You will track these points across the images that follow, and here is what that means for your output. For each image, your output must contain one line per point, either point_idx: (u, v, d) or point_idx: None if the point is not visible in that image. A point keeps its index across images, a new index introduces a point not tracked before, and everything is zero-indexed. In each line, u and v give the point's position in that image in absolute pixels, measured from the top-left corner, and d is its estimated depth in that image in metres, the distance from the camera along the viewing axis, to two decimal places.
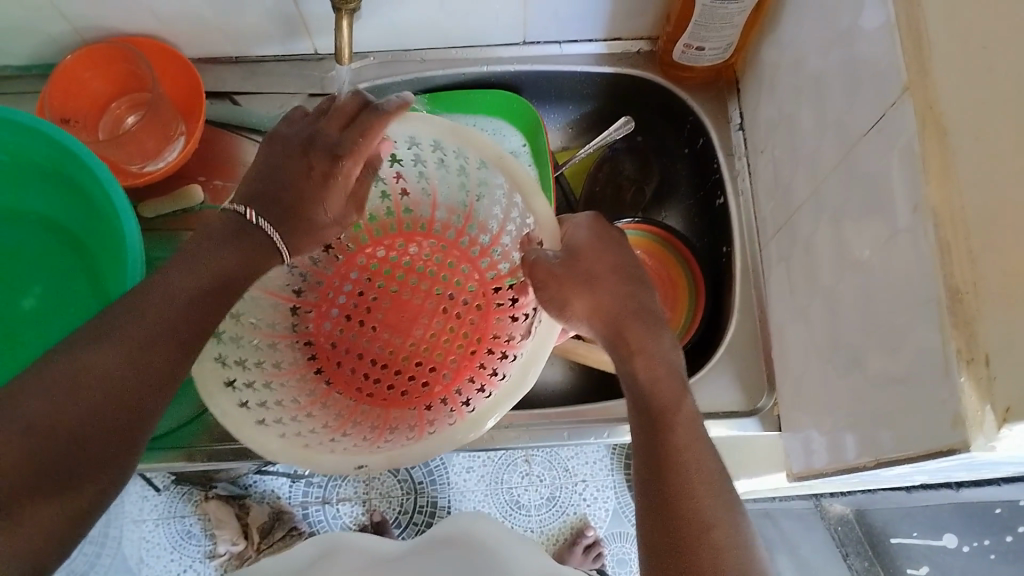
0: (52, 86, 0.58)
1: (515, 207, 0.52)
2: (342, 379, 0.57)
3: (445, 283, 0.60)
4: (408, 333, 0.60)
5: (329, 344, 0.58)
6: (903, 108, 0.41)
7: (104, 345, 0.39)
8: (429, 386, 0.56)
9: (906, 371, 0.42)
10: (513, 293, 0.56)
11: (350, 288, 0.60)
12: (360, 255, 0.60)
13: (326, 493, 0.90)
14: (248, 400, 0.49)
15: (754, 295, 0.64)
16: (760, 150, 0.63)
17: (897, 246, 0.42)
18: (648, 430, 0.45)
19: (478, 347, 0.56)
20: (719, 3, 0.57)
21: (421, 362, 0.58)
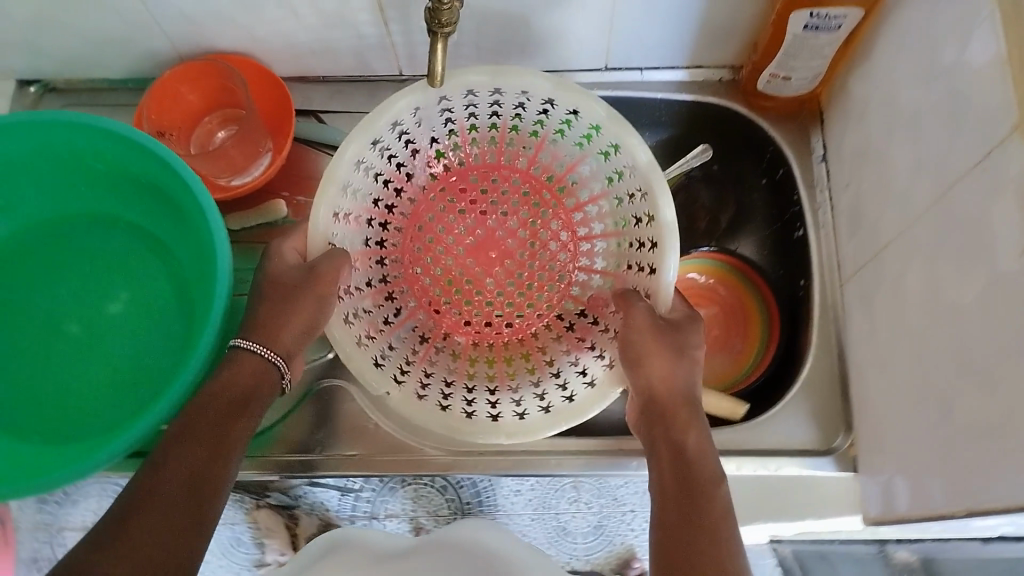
0: (149, 98, 0.60)
1: (525, 97, 0.58)
2: (478, 327, 0.66)
3: (484, 206, 0.68)
4: (507, 257, 0.68)
5: (470, 325, 0.66)
6: (1014, 147, 0.40)
7: (189, 433, 0.46)
8: (548, 294, 0.67)
9: (1007, 422, 0.40)
10: (550, 154, 0.65)
11: (435, 282, 0.67)
12: (415, 265, 0.66)
13: (373, 509, 0.86)
14: (485, 405, 0.57)
15: (833, 331, 0.62)
16: (844, 185, 0.62)
17: (1003, 290, 0.40)
18: (678, 466, 0.49)
19: (578, 232, 0.67)
20: (810, 33, 0.56)
21: (539, 251, 0.68)
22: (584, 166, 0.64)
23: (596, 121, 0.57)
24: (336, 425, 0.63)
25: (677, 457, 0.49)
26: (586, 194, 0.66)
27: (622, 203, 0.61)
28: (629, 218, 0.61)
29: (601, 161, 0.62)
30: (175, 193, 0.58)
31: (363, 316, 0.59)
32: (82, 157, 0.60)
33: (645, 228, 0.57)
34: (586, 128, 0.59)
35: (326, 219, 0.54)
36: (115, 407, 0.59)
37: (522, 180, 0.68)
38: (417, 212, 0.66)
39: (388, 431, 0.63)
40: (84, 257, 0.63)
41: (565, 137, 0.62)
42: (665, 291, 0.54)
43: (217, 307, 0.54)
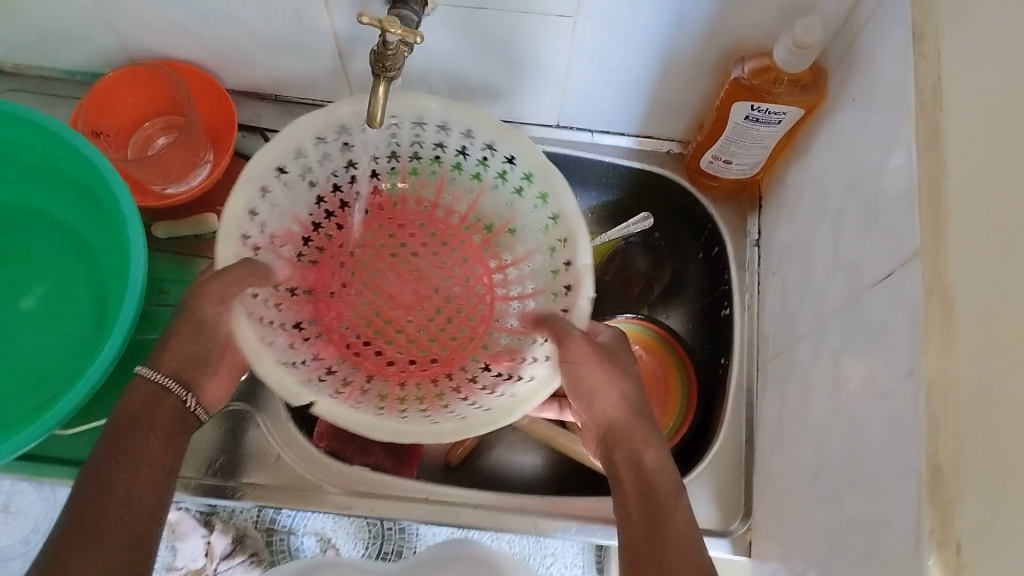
0: (88, 99, 0.59)
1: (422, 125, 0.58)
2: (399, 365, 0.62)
3: (398, 254, 0.66)
4: (425, 298, 0.66)
5: (381, 360, 0.62)
6: (914, 269, 0.40)
7: (126, 431, 0.48)
8: (468, 331, 0.64)
9: (880, 534, 0.40)
10: (452, 189, 0.65)
11: (350, 324, 0.63)
12: (330, 317, 0.63)
13: (292, 524, 0.79)
14: (424, 416, 0.54)
15: (745, 412, 0.63)
16: (772, 272, 0.63)
17: (889, 407, 0.41)
18: (648, 507, 0.47)
19: (490, 265, 0.66)
20: (751, 124, 0.58)
21: (456, 288, 0.66)
22: (490, 200, 0.64)
23: (489, 143, 0.57)
24: (241, 450, 0.62)
25: (640, 479, 0.49)
26: (499, 221, 0.65)
27: (535, 233, 0.61)
28: (541, 246, 0.61)
29: (505, 189, 0.62)
30: (102, 197, 0.57)
31: (278, 342, 0.55)
32: (14, 146, 0.59)
33: (557, 242, 0.57)
34: (483, 154, 0.59)
35: (232, 239, 0.52)
36: (9, 407, 0.57)
37: (431, 224, 0.67)
38: (336, 262, 0.64)
39: (288, 463, 0.62)
40: (4, 248, 0.62)
41: (464, 173, 0.63)
42: (586, 297, 0.53)
43: (125, 319, 0.53)
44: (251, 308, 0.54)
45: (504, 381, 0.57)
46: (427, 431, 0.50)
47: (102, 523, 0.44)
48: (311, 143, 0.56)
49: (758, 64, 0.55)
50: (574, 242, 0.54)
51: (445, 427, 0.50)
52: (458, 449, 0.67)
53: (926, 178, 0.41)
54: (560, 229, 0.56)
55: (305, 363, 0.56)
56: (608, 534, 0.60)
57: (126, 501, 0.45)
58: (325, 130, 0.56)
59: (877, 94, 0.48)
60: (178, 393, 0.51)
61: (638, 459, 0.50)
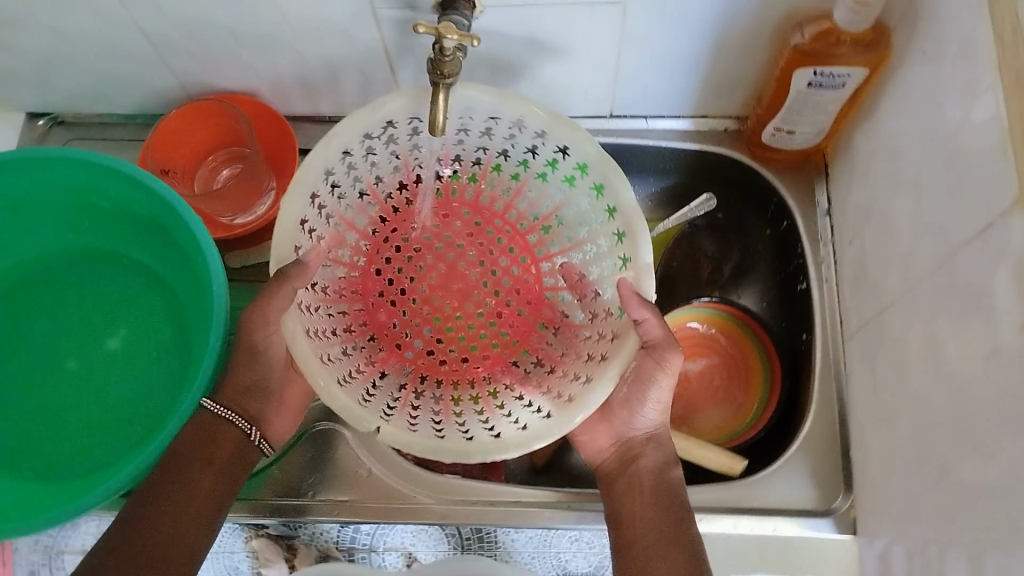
0: (154, 137, 0.61)
1: (467, 114, 0.55)
2: (449, 366, 0.63)
3: (441, 242, 0.66)
4: (468, 291, 0.66)
5: (429, 360, 0.63)
6: (1014, 219, 0.39)
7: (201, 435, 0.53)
8: (514, 321, 0.65)
9: (1005, 498, 0.39)
10: (499, 175, 0.62)
11: (394, 318, 0.64)
12: (376, 311, 0.64)
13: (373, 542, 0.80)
14: (481, 429, 0.54)
15: (834, 387, 0.61)
16: (848, 241, 0.61)
17: (999, 364, 0.40)
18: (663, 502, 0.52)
19: (535, 251, 0.65)
20: (815, 90, 0.56)
21: (500, 283, 0.66)
22: (536, 191, 0.62)
23: (541, 131, 0.55)
24: (332, 469, 0.62)
25: (658, 483, 0.53)
26: (549, 212, 0.63)
27: (592, 225, 0.58)
28: (598, 234, 0.58)
29: (554, 174, 0.59)
30: (176, 232, 0.58)
31: (337, 360, 0.55)
32: (87, 193, 0.61)
33: (612, 238, 0.55)
34: (534, 141, 0.57)
35: (285, 255, 0.50)
36: (108, 445, 0.59)
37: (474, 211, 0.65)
38: (379, 253, 0.64)
39: (379, 477, 0.62)
40: (87, 292, 0.64)
41: (510, 161, 0.60)
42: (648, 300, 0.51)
43: (211, 348, 0.54)
44: (306, 324, 0.53)
45: (558, 380, 0.57)
46: (491, 450, 0.49)
47: (139, 553, 0.48)
48: (356, 143, 0.54)
49: (817, 29, 0.53)
50: (635, 237, 0.52)
51: (503, 446, 0.49)
52: (543, 449, 0.67)
53: (1018, 122, 0.39)
54: (617, 224, 0.54)
55: (354, 369, 0.56)
56: (704, 522, 0.59)
57: (169, 535, 0.49)
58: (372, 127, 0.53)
59: (949, 44, 0.46)
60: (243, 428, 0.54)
61: (660, 472, 0.54)
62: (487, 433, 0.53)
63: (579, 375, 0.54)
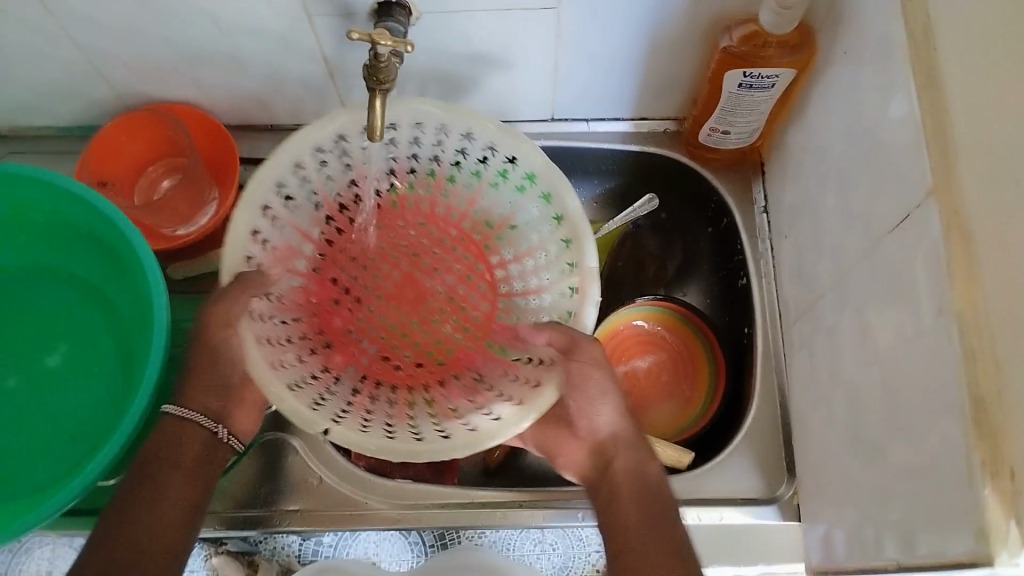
0: (91, 149, 0.60)
1: (421, 128, 0.57)
2: (405, 373, 0.61)
3: (402, 251, 0.66)
4: (427, 296, 0.66)
5: (391, 368, 0.61)
6: (928, 209, 0.41)
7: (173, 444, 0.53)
8: (471, 330, 0.64)
9: (930, 476, 0.40)
10: (457, 187, 0.63)
11: (349, 328, 0.63)
12: (333, 323, 0.62)
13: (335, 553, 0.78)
14: (433, 428, 0.54)
15: (776, 379, 0.63)
16: (784, 236, 0.63)
17: (921, 349, 0.41)
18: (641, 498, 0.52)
19: (491, 259, 0.65)
20: (745, 91, 0.58)
21: (459, 291, 0.65)
22: (489, 199, 0.62)
23: (490, 143, 0.57)
24: (283, 479, 0.62)
25: (645, 494, 0.52)
26: (506, 218, 0.62)
27: (538, 237, 0.60)
28: (545, 246, 0.59)
29: (502, 185, 0.60)
30: (115, 245, 0.58)
31: (290, 365, 0.54)
32: (23, 207, 0.60)
33: (561, 246, 0.57)
34: (483, 154, 0.58)
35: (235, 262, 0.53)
36: (52, 463, 0.58)
37: (433, 223, 0.65)
38: (337, 267, 0.63)
39: (330, 485, 0.62)
40: (26, 308, 0.63)
41: (463, 172, 0.61)
42: (592, 300, 0.54)
43: (154, 360, 0.53)
44: (258, 333, 0.54)
45: (513, 380, 0.57)
46: (438, 449, 0.50)
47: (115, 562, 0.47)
48: (311, 154, 0.56)
49: (746, 31, 0.55)
50: (579, 243, 0.54)
51: (442, 449, 0.51)
52: (496, 450, 0.68)
53: (928, 117, 0.41)
54: (563, 229, 0.56)
55: (307, 375, 0.55)
56: None
57: (146, 539, 0.49)
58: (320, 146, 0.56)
59: (867, 42, 0.48)
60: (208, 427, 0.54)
61: (635, 468, 0.54)
62: (438, 433, 0.53)
63: (530, 381, 0.54)
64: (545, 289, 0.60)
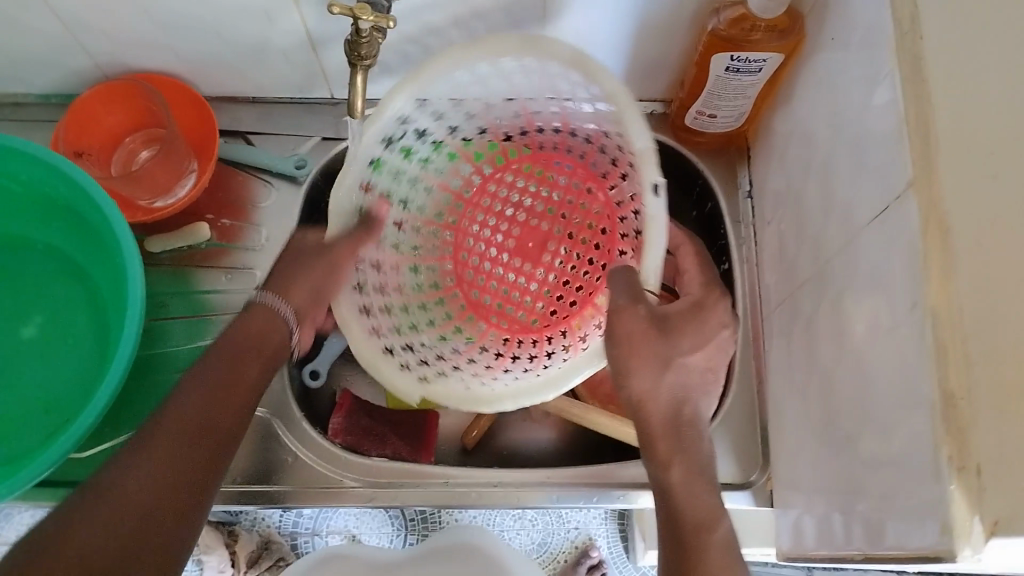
0: (67, 119, 0.59)
1: (454, 100, 0.54)
2: (535, 312, 0.64)
3: (503, 198, 0.66)
4: (547, 241, 0.66)
5: (523, 313, 0.64)
6: (908, 202, 0.40)
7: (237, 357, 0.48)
8: (572, 265, 0.65)
9: (899, 468, 0.41)
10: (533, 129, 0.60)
11: (489, 274, 0.66)
12: (464, 276, 0.65)
13: (315, 525, 0.82)
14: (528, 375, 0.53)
15: (753, 365, 0.63)
16: (767, 222, 0.63)
17: (895, 342, 0.41)
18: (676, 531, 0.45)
19: (598, 180, 0.61)
20: (732, 74, 0.57)
21: (578, 215, 0.65)
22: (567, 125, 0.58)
23: (528, 77, 0.52)
24: (261, 454, 0.62)
25: (667, 511, 0.46)
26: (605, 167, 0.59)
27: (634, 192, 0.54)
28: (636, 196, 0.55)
29: (572, 121, 0.57)
30: (93, 218, 0.57)
31: (415, 351, 0.57)
32: None
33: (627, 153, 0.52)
34: (535, 95, 0.54)
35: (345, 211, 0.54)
36: (23, 435, 0.57)
37: (523, 162, 0.64)
38: (465, 229, 0.66)
39: (307, 462, 0.62)
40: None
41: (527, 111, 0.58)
42: (653, 205, 0.46)
43: (130, 334, 0.53)
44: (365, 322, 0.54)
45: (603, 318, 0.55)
46: (497, 401, 0.50)
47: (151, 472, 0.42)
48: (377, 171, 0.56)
49: (734, 14, 0.54)
50: (624, 117, 0.48)
51: (526, 391, 0.50)
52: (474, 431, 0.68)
53: (912, 109, 0.41)
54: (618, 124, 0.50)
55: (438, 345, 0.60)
56: (629, 499, 0.61)
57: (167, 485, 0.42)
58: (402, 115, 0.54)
59: (855, 31, 0.48)
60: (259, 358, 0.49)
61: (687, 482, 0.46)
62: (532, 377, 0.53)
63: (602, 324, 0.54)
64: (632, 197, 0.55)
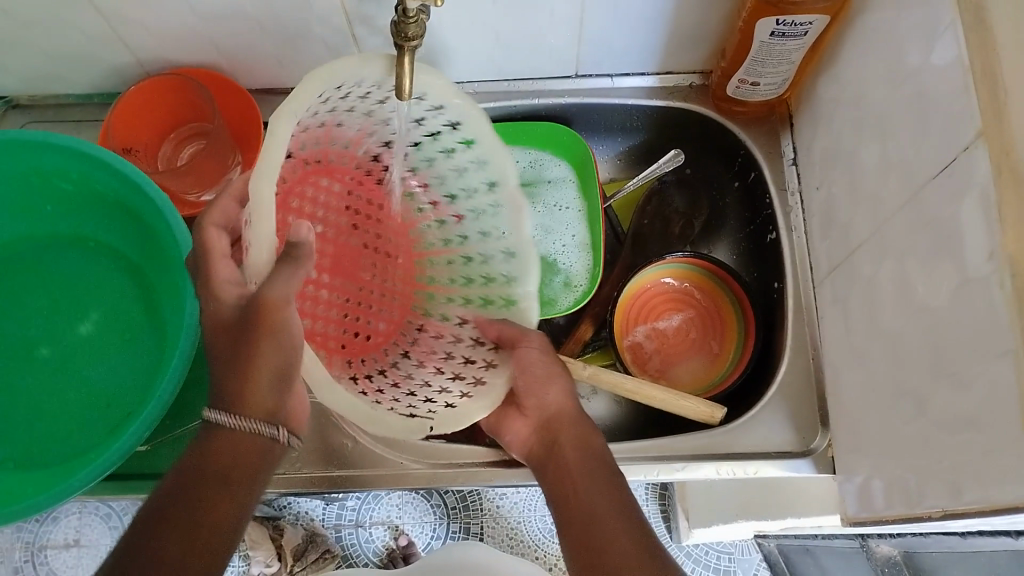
0: (115, 116, 0.59)
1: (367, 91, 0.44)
2: (369, 336, 0.56)
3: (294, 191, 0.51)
4: (362, 252, 0.58)
5: (357, 344, 0.55)
6: (978, 152, 0.40)
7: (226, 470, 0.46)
8: (387, 277, 0.58)
9: (979, 422, 0.40)
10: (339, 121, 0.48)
11: (335, 310, 0.55)
12: (345, 320, 0.55)
13: (360, 515, 0.88)
14: (439, 395, 0.50)
15: (807, 333, 0.63)
16: (815, 188, 0.62)
17: (970, 295, 0.41)
18: (592, 470, 0.51)
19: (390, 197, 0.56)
20: (777, 40, 0.57)
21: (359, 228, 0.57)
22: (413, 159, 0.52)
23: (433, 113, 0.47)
24: (316, 441, 0.62)
25: (585, 458, 0.51)
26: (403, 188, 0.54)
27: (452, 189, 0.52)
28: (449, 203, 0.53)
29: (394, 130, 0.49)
30: (145, 213, 0.57)
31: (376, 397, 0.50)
32: (48, 175, 0.60)
33: (472, 177, 0.50)
34: (416, 115, 0.47)
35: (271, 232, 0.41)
36: (85, 430, 0.58)
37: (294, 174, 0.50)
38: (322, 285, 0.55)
39: (365, 446, 0.62)
40: (53, 276, 0.62)
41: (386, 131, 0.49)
42: (526, 220, 0.48)
43: (189, 324, 0.54)
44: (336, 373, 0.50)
45: (461, 343, 0.53)
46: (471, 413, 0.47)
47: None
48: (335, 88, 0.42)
49: None
50: (504, 173, 0.48)
51: (487, 405, 0.48)
52: None
53: (979, 59, 0.40)
54: (483, 161, 0.48)
55: (374, 388, 0.51)
56: (689, 470, 0.61)
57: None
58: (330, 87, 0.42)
59: None
60: (269, 435, 0.48)
61: (585, 442, 0.52)
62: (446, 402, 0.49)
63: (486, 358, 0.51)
64: (456, 208, 0.54)
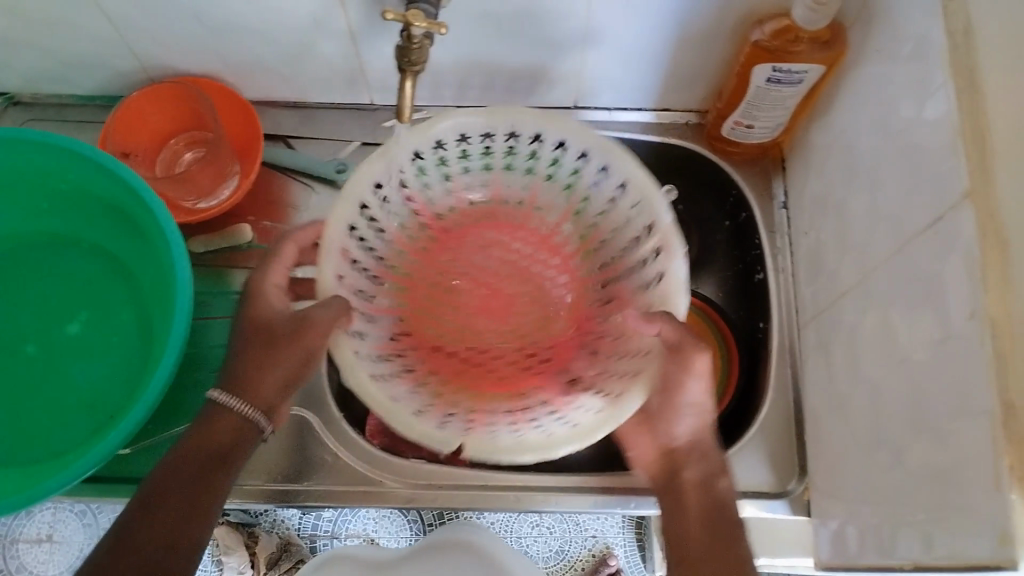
0: (115, 118, 0.60)
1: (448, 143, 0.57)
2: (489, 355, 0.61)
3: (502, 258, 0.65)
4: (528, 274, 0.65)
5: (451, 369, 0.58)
6: (963, 213, 0.41)
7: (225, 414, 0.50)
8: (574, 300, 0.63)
9: (953, 478, 0.41)
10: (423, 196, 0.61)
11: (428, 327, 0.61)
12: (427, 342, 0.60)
13: (336, 528, 0.81)
14: (554, 424, 0.51)
15: (789, 376, 0.63)
16: (804, 232, 0.63)
17: (950, 351, 0.41)
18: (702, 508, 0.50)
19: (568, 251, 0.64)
20: (773, 86, 0.58)
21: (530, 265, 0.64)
22: (547, 194, 0.63)
23: (538, 134, 0.56)
24: (299, 457, 0.62)
25: (706, 498, 0.50)
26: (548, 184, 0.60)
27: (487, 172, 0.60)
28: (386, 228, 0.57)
29: (564, 168, 0.59)
30: (140, 218, 0.57)
31: (555, 425, 0.51)
32: (47, 174, 0.60)
33: (630, 212, 0.56)
34: (533, 146, 0.58)
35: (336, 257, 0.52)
36: (68, 431, 0.58)
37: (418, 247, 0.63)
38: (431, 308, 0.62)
39: (346, 461, 0.62)
40: (46, 275, 0.63)
41: (561, 173, 0.60)
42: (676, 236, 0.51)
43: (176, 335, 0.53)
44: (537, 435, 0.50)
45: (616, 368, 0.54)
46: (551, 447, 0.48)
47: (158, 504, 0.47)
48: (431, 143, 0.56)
49: (776, 26, 0.55)
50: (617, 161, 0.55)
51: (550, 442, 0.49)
52: None
53: (968, 122, 0.41)
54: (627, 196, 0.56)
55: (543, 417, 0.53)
56: None
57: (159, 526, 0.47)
58: (452, 137, 0.56)
59: (904, 44, 0.48)
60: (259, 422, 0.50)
61: (707, 483, 0.51)
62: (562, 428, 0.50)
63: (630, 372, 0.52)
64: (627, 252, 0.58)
